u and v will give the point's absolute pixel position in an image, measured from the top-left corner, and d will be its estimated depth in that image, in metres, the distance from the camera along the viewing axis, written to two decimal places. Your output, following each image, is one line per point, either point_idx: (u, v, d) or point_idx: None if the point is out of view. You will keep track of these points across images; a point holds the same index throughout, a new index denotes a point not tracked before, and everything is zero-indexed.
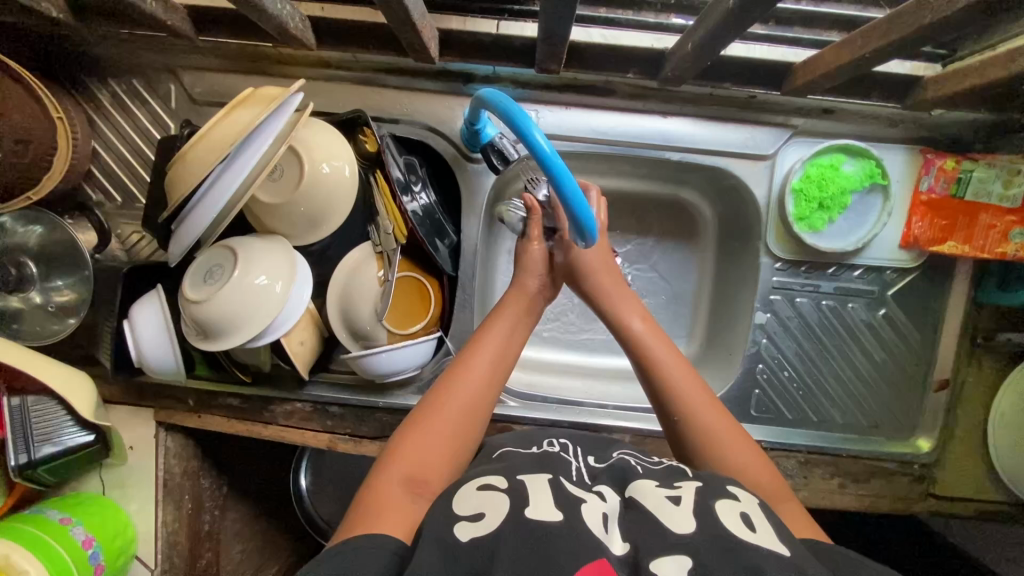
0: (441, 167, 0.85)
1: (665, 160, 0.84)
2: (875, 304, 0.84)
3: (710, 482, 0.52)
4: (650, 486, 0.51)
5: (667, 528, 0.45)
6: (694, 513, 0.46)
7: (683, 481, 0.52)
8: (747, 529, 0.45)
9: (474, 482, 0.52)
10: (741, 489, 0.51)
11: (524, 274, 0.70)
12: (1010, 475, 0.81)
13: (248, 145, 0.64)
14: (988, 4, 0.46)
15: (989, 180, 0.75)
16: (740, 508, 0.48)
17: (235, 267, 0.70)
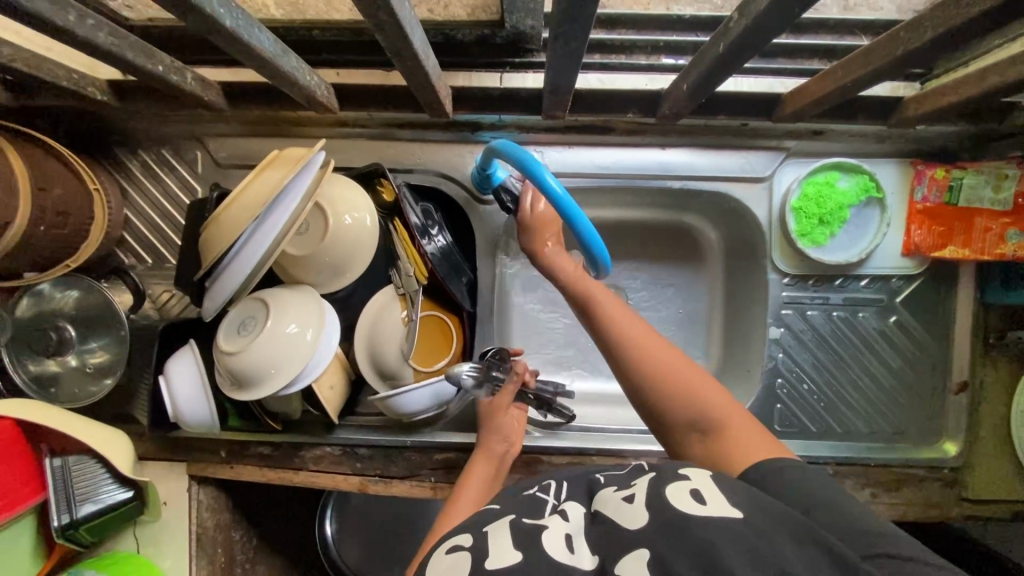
0: (454, 208, 0.89)
1: (667, 189, 0.88)
2: (885, 312, 0.86)
3: (665, 472, 0.50)
4: (608, 492, 0.50)
5: (618, 527, 0.45)
6: (647, 506, 0.46)
7: (639, 477, 0.51)
8: (696, 503, 0.44)
9: (448, 543, 0.51)
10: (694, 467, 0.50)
11: (494, 435, 0.76)
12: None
13: (278, 205, 0.69)
14: (955, 33, 0.50)
15: (979, 186, 0.78)
16: (692, 486, 0.47)
17: (268, 317, 0.73)
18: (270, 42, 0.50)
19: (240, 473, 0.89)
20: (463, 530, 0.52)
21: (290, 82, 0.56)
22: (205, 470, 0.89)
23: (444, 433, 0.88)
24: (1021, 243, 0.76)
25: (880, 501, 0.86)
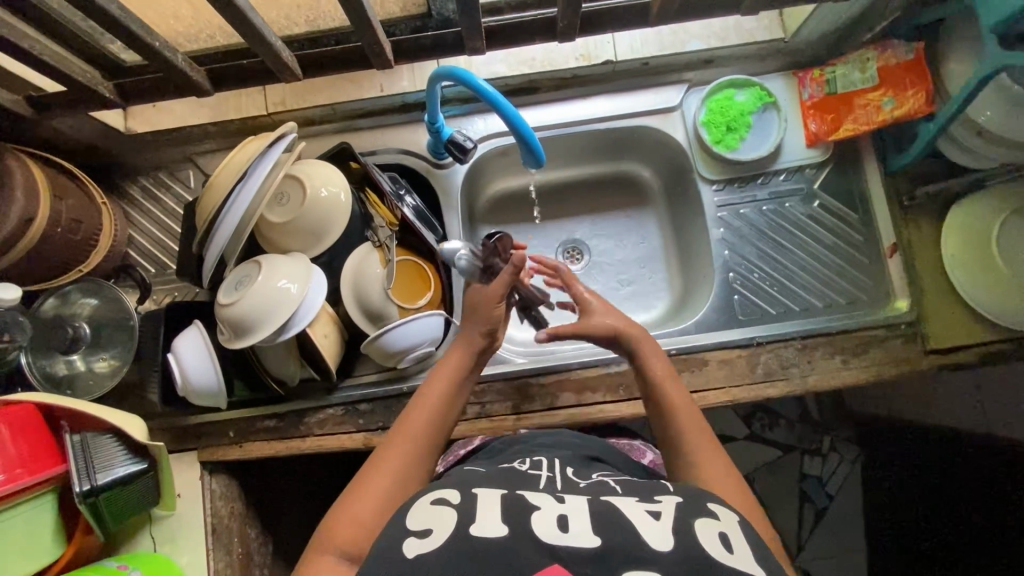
0: (418, 178, 1.01)
1: (597, 131, 1.02)
2: (809, 198, 0.97)
3: (691, 499, 0.55)
4: (630, 501, 0.55)
5: (646, 543, 0.49)
6: (672, 529, 0.50)
7: (664, 495, 0.56)
8: (724, 550, 0.49)
9: (432, 495, 0.57)
10: (724, 508, 0.54)
11: (469, 324, 0.78)
12: (984, 305, 0.88)
13: (253, 173, 0.78)
14: None
15: (849, 73, 0.92)
16: (720, 528, 0.51)
17: (260, 273, 0.82)
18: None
19: (250, 450, 0.92)
20: (447, 486, 0.58)
21: (258, 36, 0.66)
22: (216, 454, 0.93)
23: None
24: (894, 108, 0.88)
25: (852, 366, 0.91)
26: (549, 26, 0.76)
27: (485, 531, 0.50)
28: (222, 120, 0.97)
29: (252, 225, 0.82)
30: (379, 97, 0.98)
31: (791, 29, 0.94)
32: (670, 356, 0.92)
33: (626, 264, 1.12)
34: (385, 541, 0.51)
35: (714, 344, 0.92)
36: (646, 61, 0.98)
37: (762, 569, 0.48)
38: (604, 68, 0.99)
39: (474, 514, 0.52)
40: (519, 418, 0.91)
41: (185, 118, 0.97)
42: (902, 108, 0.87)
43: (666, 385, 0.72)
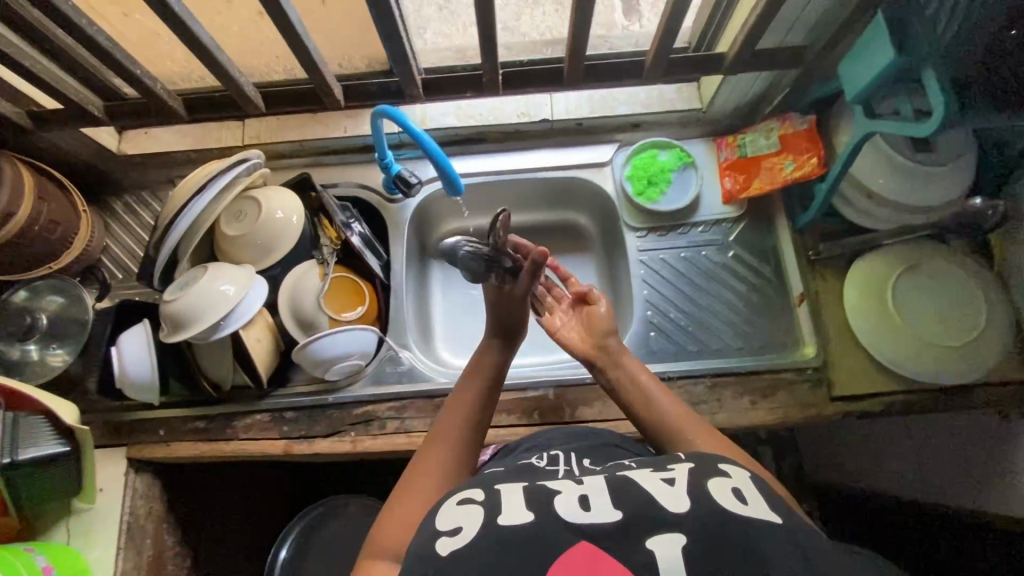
0: (371, 210, 1.12)
1: (537, 180, 1.13)
2: (724, 248, 1.05)
3: (702, 462, 0.56)
4: (644, 472, 0.55)
5: (665, 508, 0.49)
6: (688, 493, 0.51)
7: (675, 463, 0.56)
8: (739, 503, 0.50)
9: (457, 496, 0.56)
10: (734, 467, 0.56)
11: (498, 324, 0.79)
12: (890, 359, 0.93)
13: (209, 185, 0.91)
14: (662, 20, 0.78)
15: (757, 140, 1.03)
16: (732, 485, 0.53)
17: (204, 275, 0.90)
18: (208, 38, 0.75)
19: (176, 450, 0.96)
20: (468, 486, 0.58)
21: (223, 71, 0.79)
22: (145, 451, 0.96)
23: (364, 388, 0.99)
24: (793, 168, 0.97)
25: (760, 407, 0.94)
26: (476, 81, 0.89)
27: (511, 519, 0.50)
28: (203, 148, 1.10)
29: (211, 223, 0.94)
30: (342, 137, 1.09)
31: (707, 100, 1.06)
32: (585, 385, 0.97)
33: None
34: (418, 544, 0.50)
35: None
36: (579, 122, 1.10)
37: (778, 517, 0.49)
38: (543, 125, 1.11)
39: (501, 506, 0.52)
40: None
41: (172, 144, 1.10)
42: (800, 169, 0.96)
43: (642, 379, 0.76)
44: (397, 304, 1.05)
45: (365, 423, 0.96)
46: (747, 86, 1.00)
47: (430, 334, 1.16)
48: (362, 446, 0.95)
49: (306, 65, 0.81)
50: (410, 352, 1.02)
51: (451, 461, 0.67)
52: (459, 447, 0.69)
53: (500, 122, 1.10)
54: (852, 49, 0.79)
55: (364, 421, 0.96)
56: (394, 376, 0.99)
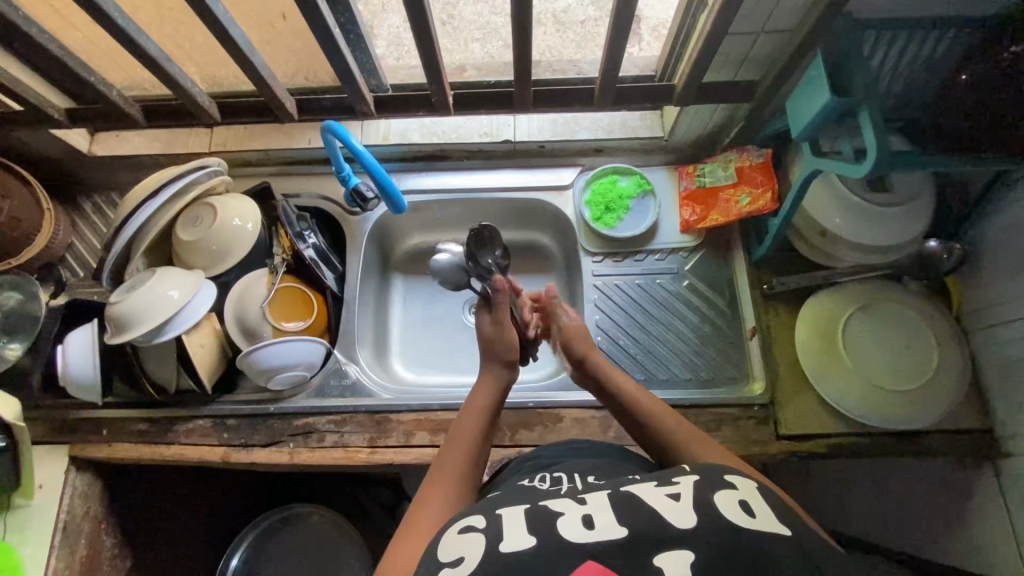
0: (331, 222, 1.12)
1: (498, 200, 1.13)
2: (679, 278, 1.05)
3: (707, 474, 0.54)
4: (647, 486, 0.53)
5: (672, 524, 0.47)
6: (695, 508, 0.49)
7: (680, 477, 0.54)
8: (746, 516, 0.48)
9: (460, 523, 0.53)
10: (739, 478, 0.54)
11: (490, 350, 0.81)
12: (849, 406, 0.90)
13: (165, 188, 0.94)
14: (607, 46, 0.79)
15: (715, 170, 1.02)
16: (739, 496, 0.50)
17: (151, 279, 0.91)
18: (158, 50, 0.78)
19: (116, 450, 0.96)
20: (472, 512, 0.55)
21: (173, 81, 0.82)
22: (86, 450, 0.96)
23: (307, 400, 0.99)
24: (748, 202, 0.97)
25: None
26: (428, 101, 0.93)
27: (513, 545, 0.47)
28: (171, 152, 1.12)
29: (167, 220, 0.97)
30: (306, 149, 1.10)
31: (668, 129, 1.05)
32: (527, 409, 0.96)
33: None
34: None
35: (571, 402, 0.96)
36: (542, 145, 1.11)
37: (788, 529, 0.47)
38: (506, 146, 1.11)
39: (502, 531, 0.50)
40: (373, 451, 0.94)
41: (142, 148, 1.12)
42: (755, 203, 0.96)
43: (637, 396, 0.74)
44: (349, 316, 1.06)
45: (304, 435, 0.96)
46: (705, 118, 1.00)
47: (385, 348, 1.14)
48: (299, 458, 0.94)
49: (253, 80, 0.83)
50: (356, 365, 1.02)
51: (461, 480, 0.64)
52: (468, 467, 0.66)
53: (463, 141, 1.11)
54: (796, 92, 0.80)
55: (304, 433, 0.96)
56: (338, 389, 0.99)
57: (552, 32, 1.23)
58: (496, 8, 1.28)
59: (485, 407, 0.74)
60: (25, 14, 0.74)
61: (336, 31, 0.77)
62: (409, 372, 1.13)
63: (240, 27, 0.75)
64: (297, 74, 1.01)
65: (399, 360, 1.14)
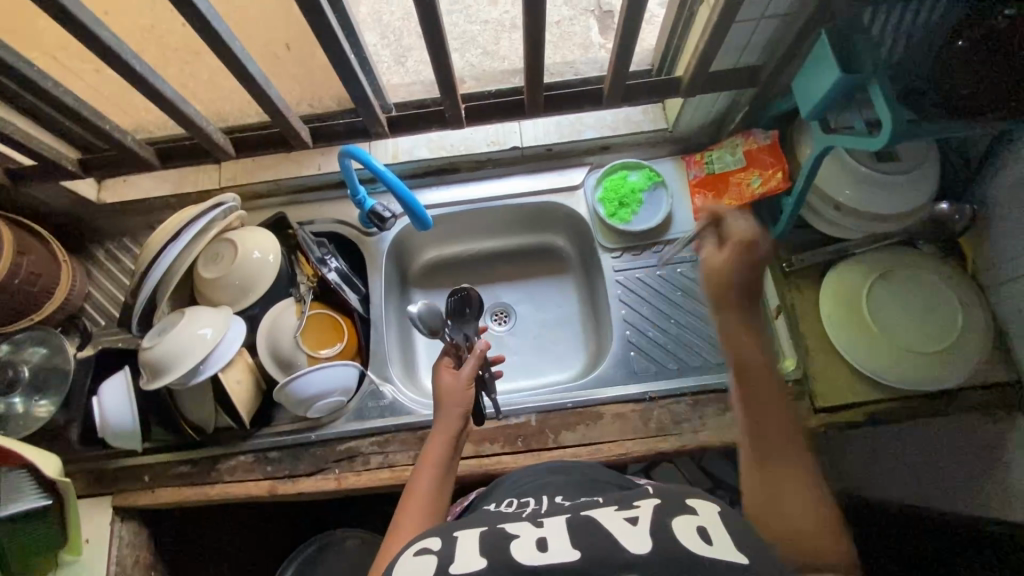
0: (349, 244, 1.12)
1: (511, 207, 1.14)
2: (698, 265, 1.07)
3: (669, 496, 0.55)
4: (609, 510, 0.54)
5: (625, 548, 0.48)
6: (652, 532, 0.49)
7: (642, 500, 0.55)
8: (703, 543, 0.48)
9: (417, 545, 0.55)
10: (702, 501, 0.54)
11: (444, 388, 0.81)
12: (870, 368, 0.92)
13: (187, 229, 0.94)
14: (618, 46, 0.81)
15: (724, 156, 1.04)
16: (699, 522, 0.51)
17: (182, 320, 0.91)
18: (173, 92, 0.78)
19: (161, 495, 0.96)
20: (429, 535, 0.56)
21: (190, 121, 0.82)
22: (130, 499, 0.96)
23: (347, 425, 0.99)
24: (760, 184, 0.99)
25: None
26: (440, 116, 0.94)
27: (465, 567, 0.49)
28: (180, 193, 1.12)
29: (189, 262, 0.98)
30: (316, 175, 1.11)
31: (673, 120, 1.07)
32: (567, 409, 0.97)
33: (544, 326, 1.18)
34: None
35: (609, 398, 0.97)
36: (549, 148, 1.12)
37: (746, 558, 0.47)
38: (513, 153, 1.13)
39: (455, 554, 0.51)
40: None
41: (150, 191, 1.11)
42: (767, 185, 0.98)
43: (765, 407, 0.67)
44: (378, 336, 1.06)
45: (349, 459, 0.96)
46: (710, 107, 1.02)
47: (414, 364, 1.14)
48: (346, 483, 0.94)
49: (270, 112, 0.83)
50: (392, 385, 1.03)
51: (437, 484, 0.73)
52: (442, 472, 0.74)
53: (471, 151, 1.12)
54: (802, 70, 0.82)
55: (348, 457, 0.96)
56: (377, 411, 1.00)
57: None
58: (472, 17, 1.31)
59: (454, 415, 0.79)
60: (39, 69, 0.74)
61: (352, 58, 0.77)
62: None
63: (256, 63, 0.75)
64: None
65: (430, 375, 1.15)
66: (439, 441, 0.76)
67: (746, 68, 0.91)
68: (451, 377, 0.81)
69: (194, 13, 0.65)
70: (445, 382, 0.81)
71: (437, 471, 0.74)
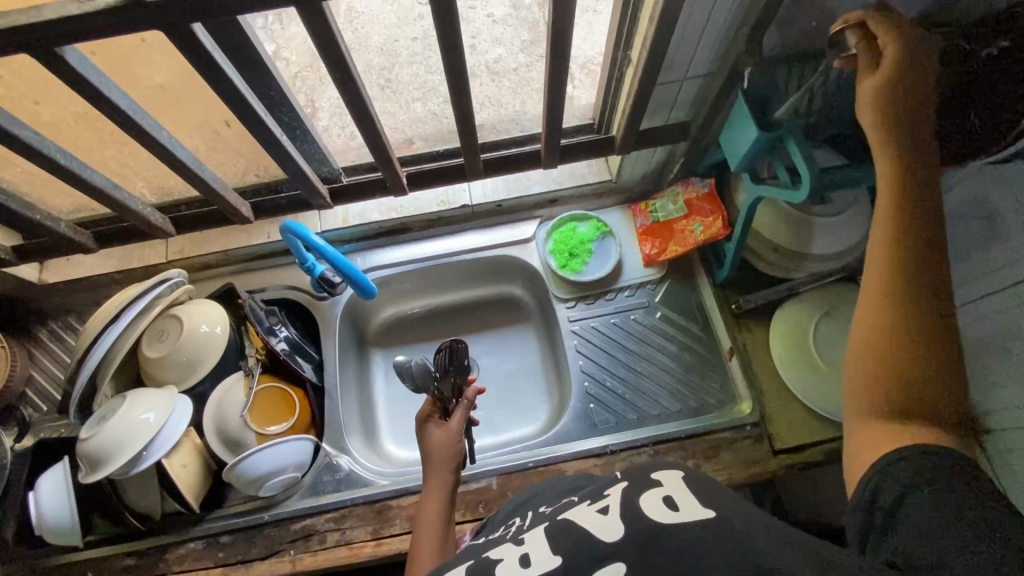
0: (302, 310, 1.11)
1: (466, 262, 1.15)
2: (651, 311, 1.08)
3: (636, 480, 0.58)
4: (583, 507, 0.57)
5: (599, 540, 0.51)
6: (621, 518, 0.52)
7: (612, 490, 0.58)
8: (670, 511, 0.51)
9: None
10: (666, 473, 0.58)
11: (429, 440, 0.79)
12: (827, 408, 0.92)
13: (127, 310, 0.92)
14: (548, 110, 0.84)
15: (666, 204, 1.07)
16: (664, 494, 0.53)
17: (123, 406, 0.88)
18: (102, 179, 0.78)
19: None
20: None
21: (122, 205, 0.82)
22: None
23: (302, 501, 0.95)
24: (701, 231, 1.02)
25: (704, 470, 0.93)
26: (382, 184, 0.96)
27: None
28: (127, 268, 1.10)
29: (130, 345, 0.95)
30: (265, 244, 1.10)
31: (615, 172, 1.10)
32: (528, 469, 0.95)
33: (507, 378, 1.16)
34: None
35: (569, 454, 0.96)
36: (498, 204, 1.14)
37: (714, 513, 0.50)
38: (463, 210, 1.14)
39: None
40: (378, 544, 0.91)
41: (94, 268, 1.09)
42: (707, 231, 1.01)
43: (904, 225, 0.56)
44: (333, 405, 1.04)
45: (304, 538, 0.92)
46: (649, 160, 1.05)
47: (374, 427, 1.12)
48: (302, 565, 0.91)
49: (206, 192, 0.83)
50: (348, 455, 1.00)
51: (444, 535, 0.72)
52: (444, 524, 0.73)
53: (422, 211, 1.13)
54: (726, 127, 0.86)
55: (304, 536, 0.92)
56: (334, 484, 0.97)
57: (489, 82, 1.29)
58: (432, 66, 1.34)
59: (445, 473, 0.77)
60: None
61: (284, 139, 0.79)
62: (404, 449, 1.11)
63: (187, 148, 0.76)
64: (246, 172, 1.00)
65: (392, 438, 1.12)
66: (436, 493, 0.75)
67: (675, 124, 0.95)
68: (438, 434, 0.79)
69: (115, 110, 0.65)
70: (434, 435, 0.79)
71: (437, 529, 0.72)
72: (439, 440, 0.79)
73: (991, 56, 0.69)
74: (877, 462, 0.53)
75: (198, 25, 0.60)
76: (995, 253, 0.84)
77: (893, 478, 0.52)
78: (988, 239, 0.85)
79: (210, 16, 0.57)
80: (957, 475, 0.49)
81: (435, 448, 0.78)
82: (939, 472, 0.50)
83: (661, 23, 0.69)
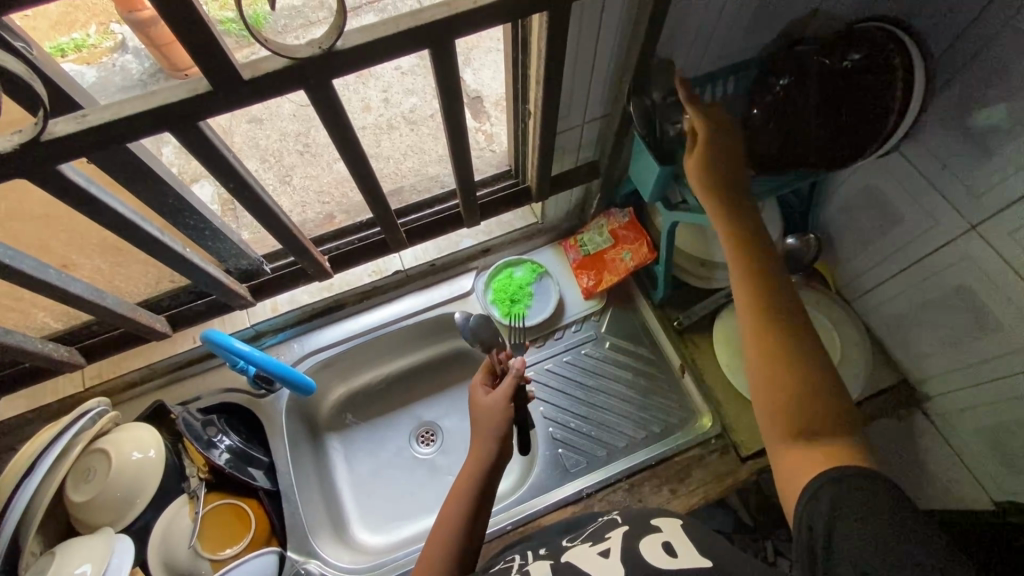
0: (243, 412, 1.04)
1: (409, 326, 1.13)
2: (600, 342, 1.10)
3: (637, 524, 0.62)
4: (584, 548, 0.61)
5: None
6: (618, 560, 0.56)
7: (612, 531, 0.63)
8: (669, 557, 0.54)
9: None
10: (665, 518, 0.62)
11: (476, 407, 0.78)
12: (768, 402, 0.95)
13: (47, 454, 0.84)
14: (461, 175, 0.85)
15: (593, 238, 1.09)
16: (664, 538, 0.58)
17: (54, 564, 0.78)
18: None
19: None
20: None
21: (16, 348, 0.77)
22: None
23: None
24: (630, 257, 1.05)
25: (681, 493, 0.93)
26: (304, 271, 0.94)
27: None
28: (39, 405, 1.00)
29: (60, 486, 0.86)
30: (192, 349, 1.03)
31: (539, 213, 1.12)
32: (508, 532, 0.93)
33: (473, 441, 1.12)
34: None
35: (547, 506, 0.95)
36: (432, 263, 1.13)
37: (710, 560, 0.53)
38: (397, 276, 1.12)
39: None
40: None
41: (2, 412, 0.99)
42: (636, 258, 1.05)
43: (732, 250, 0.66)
44: (292, 508, 0.98)
45: None
46: (569, 199, 1.07)
47: (343, 519, 1.06)
48: None
49: (110, 318, 0.79)
50: (317, 559, 0.96)
51: (462, 534, 0.66)
52: (473, 506, 0.68)
53: (354, 284, 1.11)
54: (632, 158, 0.90)
55: None
56: None
57: (410, 132, 1.30)
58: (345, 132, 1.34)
59: (491, 436, 0.74)
60: None
61: (188, 250, 0.76)
62: (378, 534, 1.06)
63: (82, 280, 0.72)
64: (161, 280, 0.95)
65: (364, 524, 1.07)
66: (469, 472, 0.71)
67: (585, 164, 0.98)
68: (486, 401, 0.77)
69: None
70: (478, 402, 0.78)
71: (460, 511, 0.68)
72: (495, 402, 0.76)
73: (845, 68, 0.76)
74: (808, 487, 0.52)
75: (70, 163, 0.57)
76: (892, 235, 0.91)
77: (821, 498, 0.50)
78: (884, 223, 0.92)
79: (80, 154, 0.54)
80: (889, 500, 0.47)
81: (485, 412, 0.76)
82: (865, 494, 0.48)
83: (548, 82, 0.71)
